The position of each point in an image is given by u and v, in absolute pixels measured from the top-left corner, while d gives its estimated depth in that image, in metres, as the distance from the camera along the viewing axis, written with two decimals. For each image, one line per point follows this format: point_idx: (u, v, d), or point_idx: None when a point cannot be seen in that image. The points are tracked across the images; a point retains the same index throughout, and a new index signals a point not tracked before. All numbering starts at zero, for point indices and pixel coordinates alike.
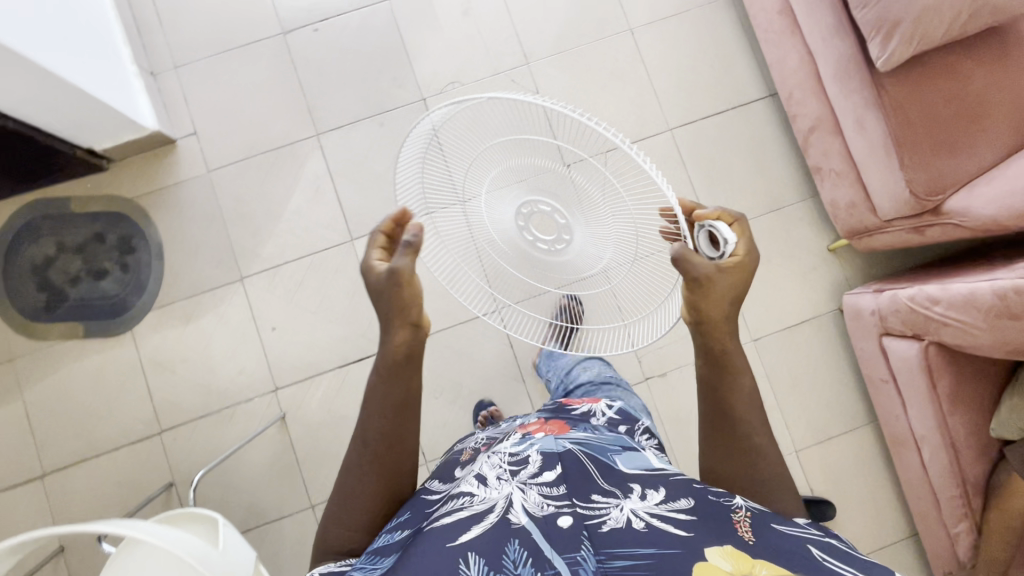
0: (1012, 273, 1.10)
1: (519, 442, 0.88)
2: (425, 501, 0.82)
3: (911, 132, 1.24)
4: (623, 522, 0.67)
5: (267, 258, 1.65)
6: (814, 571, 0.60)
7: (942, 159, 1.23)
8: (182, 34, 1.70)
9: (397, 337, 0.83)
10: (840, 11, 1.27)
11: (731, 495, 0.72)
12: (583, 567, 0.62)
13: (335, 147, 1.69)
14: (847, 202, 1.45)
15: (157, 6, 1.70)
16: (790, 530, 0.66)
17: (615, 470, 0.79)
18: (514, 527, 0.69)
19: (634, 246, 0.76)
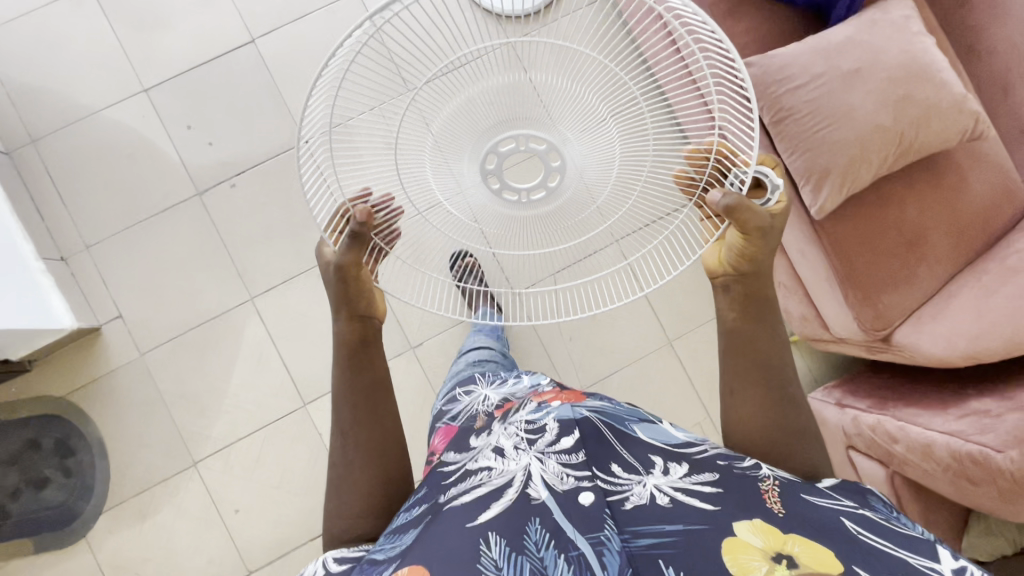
0: (972, 425, 1.10)
1: (534, 411, 0.88)
2: (440, 474, 0.83)
3: (852, 266, 1.22)
4: (647, 498, 0.70)
5: (219, 436, 1.57)
6: (852, 544, 0.61)
7: (886, 292, 1.21)
8: (88, 211, 1.58)
9: (344, 329, 0.88)
10: (769, 145, 1.22)
11: (756, 465, 0.74)
12: (609, 548, 0.63)
13: (273, 310, 1.60)
14: (800, 315, 1.42)
15: (57, 185, 1.58)
16: (818, 500, 0.68)
17: (635, 440, 0.80)
18: (536, 502, 0.70)
19: (637, 121, 0.76)
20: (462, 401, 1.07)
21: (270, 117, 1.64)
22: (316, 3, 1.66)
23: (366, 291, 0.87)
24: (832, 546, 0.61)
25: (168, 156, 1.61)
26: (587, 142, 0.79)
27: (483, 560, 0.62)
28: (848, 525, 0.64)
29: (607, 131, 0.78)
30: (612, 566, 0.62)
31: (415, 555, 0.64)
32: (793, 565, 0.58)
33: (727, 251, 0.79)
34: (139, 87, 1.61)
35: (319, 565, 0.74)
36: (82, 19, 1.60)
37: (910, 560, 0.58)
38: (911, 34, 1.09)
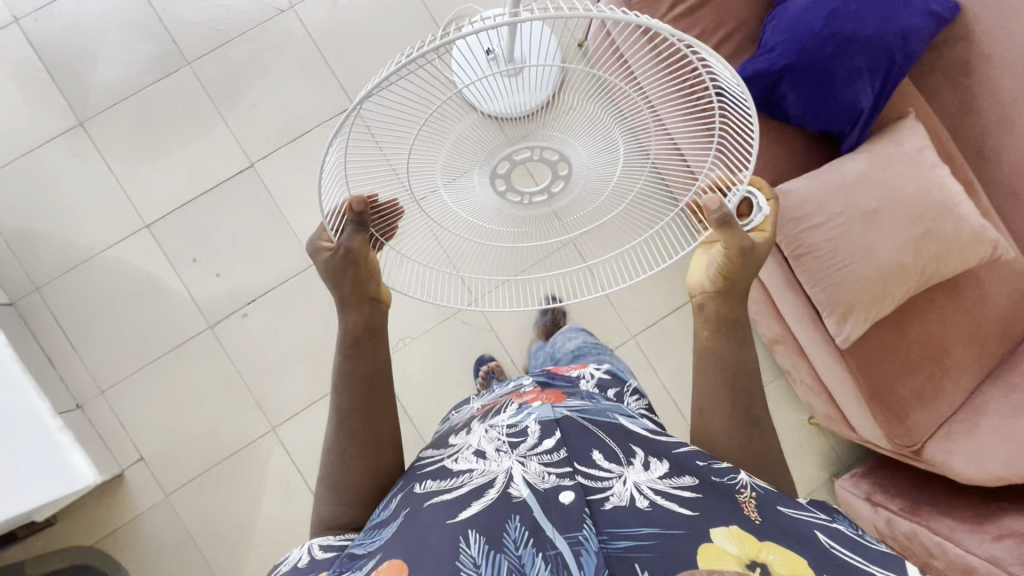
0: (1010, 552, 1.10)
1: (514, 412, 0.77)
2: (417, 470, 0.74)
3: (877, 380, 1.22)
4: (627, 500, 0.60)
5: (251, 570, 1.55)
6: (828, 565, 0.56)
7: (913, 405, 1.22)
8: (99, 354, 1.56)
9: (352, 316, 0.81)
10: (787, 268, 1.21)
11: (732, 469, 0.67)
12: (586, 548, 0.55)
13: (294, 436, 1.59)
14: (824, 413, 1.42)
15: (67, 333, 1.56)
16: (796, 510, 0.62)
17: (616, 429, 0.72)
18: (516, 501, 0.61)
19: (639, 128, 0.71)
20: (452, 418, 0.93)
21: (276, 241, 1.62)
22: (312, 121, 1.63)
23: (376, 273, 0.83)
24: (812, 562, 0.56)
25: (177, 292, 1.58)
26: (591, 149, 0.73)
27: (462, 558, 0.56)
28: (822, 540, 0.59)
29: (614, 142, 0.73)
30: (589, 567, 0.53)
31: (398, 554, 0.59)
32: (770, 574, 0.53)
33: (710, 272, 0.82)
34: (140, 223, 1.58)
35: (303, 552, 0.68)
36: (76, 158, 1.57)
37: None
38: (925, 166, 1.08)
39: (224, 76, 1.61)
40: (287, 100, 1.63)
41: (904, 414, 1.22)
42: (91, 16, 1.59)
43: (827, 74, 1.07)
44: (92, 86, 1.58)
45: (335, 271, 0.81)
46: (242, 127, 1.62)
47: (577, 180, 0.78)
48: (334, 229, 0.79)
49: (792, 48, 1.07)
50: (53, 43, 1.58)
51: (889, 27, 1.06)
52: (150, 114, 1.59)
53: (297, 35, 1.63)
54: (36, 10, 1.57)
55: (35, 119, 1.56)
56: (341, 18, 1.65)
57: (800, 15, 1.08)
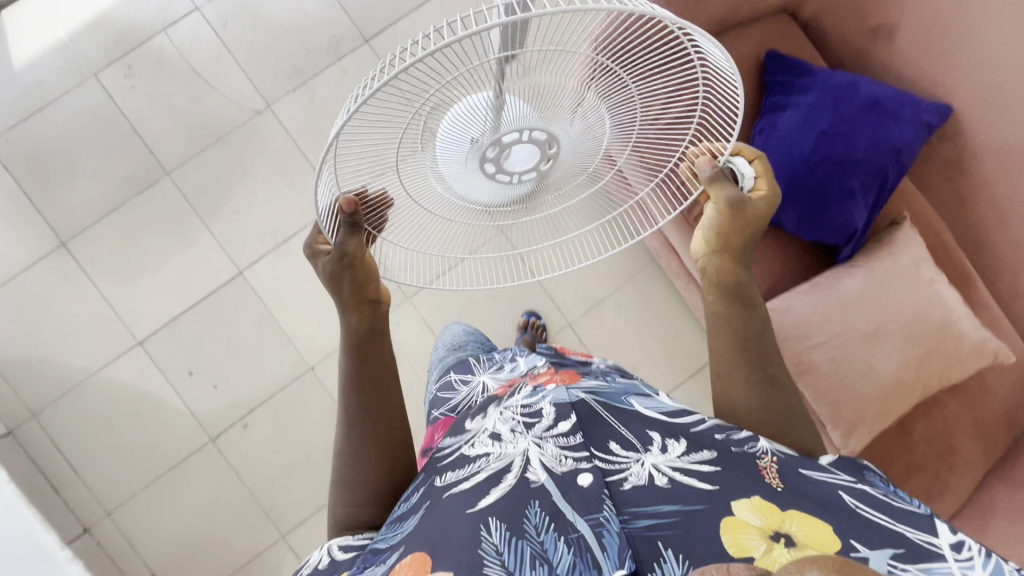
0: None
1: (531, 393, 0.74)
2: (437, 456, 0.71)
3: (882, 479, 1.21)
4: (645, 480, 0.60)
5: None
6: (850, 524, 0.54)
7: (921, 502, 1.21)
8: (103, 476, 1.55)
9: (354, 319, 0.78)
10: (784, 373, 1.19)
11: (752, 435, 0.65)
12: (608, 529, 0.55)
13: (305, 542, 1.57)
14: None
15: (69, 459, 1.55)
16: (819, 474, 0.61)
17: (630, 414, 0.69)
18: (534, 487, 0.60)
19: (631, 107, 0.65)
20: (460, 390, 0.87)
21: (270, 347, 1.60)
22: (298, 224, 1.60)
23: (375, 275, 0.78)
24: (836, 525, 0.54)
25: (175, 408, 1.57)
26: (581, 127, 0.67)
27: (484, 546, 0.55)
28: (846, 500, 0.57)
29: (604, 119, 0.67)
30: (612, 549, 0.54)
31: (420, 544, 0.58)
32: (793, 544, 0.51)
33: (708, 230, 0.78)
34: (132, 340, 1.56)
35: (324, 553, 0.66)
36: (61, 280, 1.54)
37: (907, 536, 0.52)
38: (923, 282, 1.08)
39: (204, 183, 1.58)
40: (271, 203, 1.59)
41: None
42: (63, 133, 1.55)
43: (820, 197, 1.05)
44: (70, 204, 1.55)
45: (338, 280, 0.76)
46: (226, 234, 1.58)
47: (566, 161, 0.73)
48: (330, 234, 0.74)
49: (782, 171, 1.04)
50: (28, 167, 1.54)
51: (881, 146, 1.04)
52: (131, 228, 1.56)
53: (276, 137, 1.60)
54: (6, 130, 1.54)
55: (16, 243, 1.54)
56: (319, 115, 1.61)
57: (788, 135, 1.04)
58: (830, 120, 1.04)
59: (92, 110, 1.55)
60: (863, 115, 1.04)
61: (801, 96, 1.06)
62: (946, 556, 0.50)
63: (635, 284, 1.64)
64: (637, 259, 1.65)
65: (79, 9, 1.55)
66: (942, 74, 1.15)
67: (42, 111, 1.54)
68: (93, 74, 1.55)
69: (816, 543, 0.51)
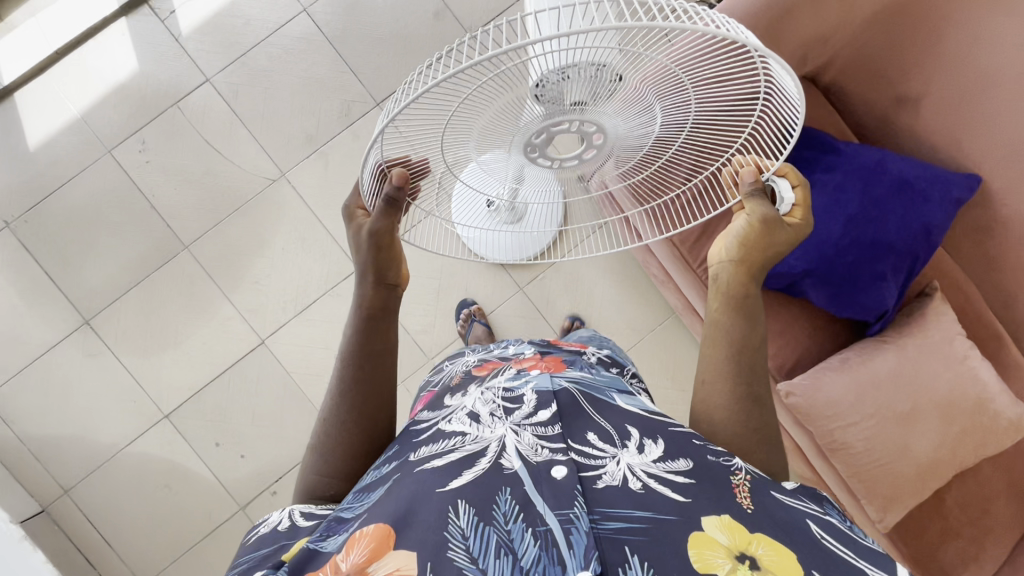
0: None
1: (512, 377, 0.74)
2: (409, 434, 0.69)
3: (915, 547, 1.20)
4: (619, 481, 0.56)
5: None
6: (813, 551, 0.53)
7: (956, 570, 1.19)
8: (133, 547, 1.55)
9: (370, 296, 0.77)
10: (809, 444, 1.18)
11: (728, 453, 0.63)
12: (578, 526, 0.51)
13: None
14: None
15: (101, 531, 1.55)
16: (787, 499, 0.59)
17: (612, 409, 0.67)
18: (507, 474, 0.57)
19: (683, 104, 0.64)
20: (442, 370, 0.89)
21: (295, 414, 1.59)
22: (317, 290, 1.60)
23: (398, 256, 0.77)
24: (800, 552, 0.52)
25: (202, 476, 1.57)
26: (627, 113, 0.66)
27: (450, 529, 0.52)
28: (811, 530, 0.56)
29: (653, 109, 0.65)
30: (579, 547, 0.50)
31: (385, 515, 0.54)
32: (758, 566, 0.49)
33: (731, 237, 0.73)
34: (159, 413, 1.57)
35: (284, 515, 0.63)
36: (86, 357, 1.56)
37: (866, 575, 0.51)
38: (958, 359, 1.07)
39: (222, 253, 1.58)
40: (289, 271, 1.60)
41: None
42: (86, 210, 1.56)
43: (850, 279, 1.05)
44: (91, 281, 1.56)
45: (363, 250, 0.75)
46: (246, 304, 1.59)
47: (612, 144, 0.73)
48: (370, 202, 0.73)
49: (811, 254, 1.04)
50: (53, 246, 1.56)
51: (909, 227, 1.04)
52: (152, 302, 1.57)
53: (292, 204, 1.59)
54: (26, 211, 1.55)
55: (41, 321, 1.55)
56: (333, 180, 1.60)
57: (816, 217, 1.04)
58: (858, 203, 1.03)
59: (109, 187, 1.57)
60: (891, 197, 1.04)
61: (827, 174, 1.05)
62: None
63: (656, 337, 1.61)
64: (658, 312, 1.62)
65: (93, 88, 1.57)
66: (975, 141, 1.10)
67: (61, 191, 1.56)
68: (108, 151, 1.56)
69: (782, 569, 0.49)
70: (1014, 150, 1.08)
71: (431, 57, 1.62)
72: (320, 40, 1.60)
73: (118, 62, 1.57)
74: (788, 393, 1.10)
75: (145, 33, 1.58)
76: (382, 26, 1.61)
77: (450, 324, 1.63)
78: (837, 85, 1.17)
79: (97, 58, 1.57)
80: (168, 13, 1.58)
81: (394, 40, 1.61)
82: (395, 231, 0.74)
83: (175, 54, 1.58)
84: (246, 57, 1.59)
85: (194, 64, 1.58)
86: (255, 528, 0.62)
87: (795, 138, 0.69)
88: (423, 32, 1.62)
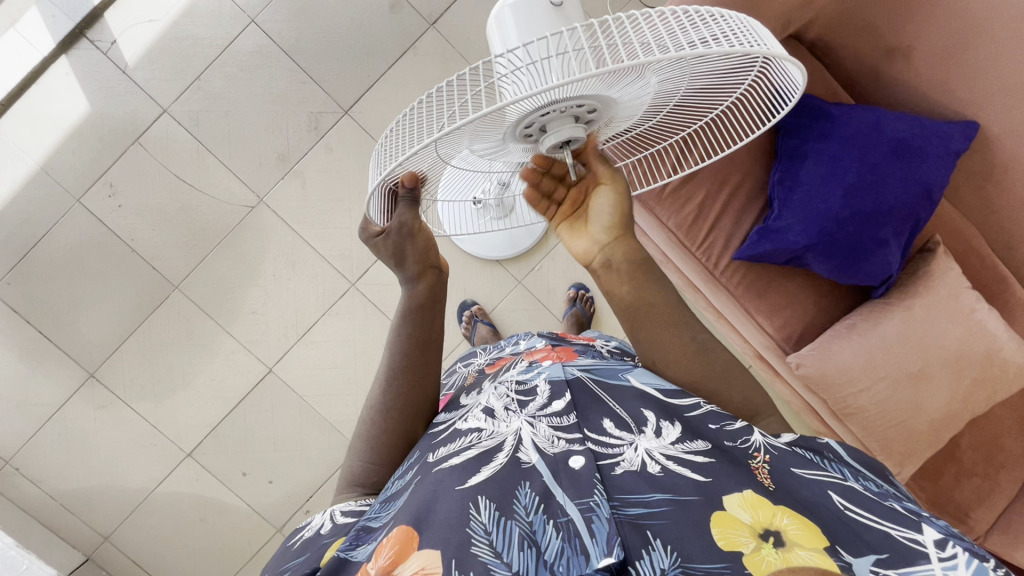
0: None
1: (524, 369, 0.76)
2: (427, 435, 0.69)
3: (931, 491, 1.24)
4: (637, 466, 0.57)
5: None
6: (839, 527, 0.52)
7: (974, 507, 1.23)
8: None
9: (418, 288, 0.74)
10: (817, 412, 1.24)
11: (746, 427, 0.62)
12: (598, 514, 0.52)
13: None
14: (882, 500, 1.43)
15: (148, 571, 1.58)
16: (808, 470, 0.57)
17: (625, 393, 0.68)
18: (525, 467, 0.58)
19: (684, 83, 0.57)
20: (457, 372, 0.94)
21: (315, 435, 1.59)
22: (315, 312, 1.58)
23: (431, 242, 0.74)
24: (825, 526, 0.52)
25: (233, 505, 1.59)
26: (632, 95, 0.58)
27: (472, 525, 0.52)
28: (834, 501, 0.54)
29: (657, 89, 0.58)
30: (601, 535, 0.51)
31: (407, 516, 0.54)
32: (782, 543, 0.49)
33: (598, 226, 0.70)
34: (181, 453, 1.58)
35: (325, 518, 0.63)
36: (99, 409, 1.56)
37: (891, 535, 0.51)
38: (965, 312, 1.07)
39: (214, 288, 1.56)
40: (285, 297, 1.57)
41: (968, 514, 1.23)
42: (68, 267, 1.53)
43: (854, 248, 1.03)
44: (87, 334, 1.54)
45: (398, 249, 0.71)
46: (247, 334, 1.57)
47: (609, 122, 0.65)
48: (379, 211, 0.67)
49: (812, 229, 1.02)
50: (42, 306, 1.53)
51: (910, 188, 1.01)
52: (154, 347, 1.56)
53: (276, 229, 1.55)
54: (7, 273, 1.52)
55: (48, 382, 1.54)
56: (314, 199, 1.55)
57: (813, 189, 1.02)
58: (856, 170, 1.00)
59: (86, 237, 1.52)
60: (890, 158, 1.01)
61: (821, 142, 1.03)
62: (930, 555, 0.48)
63: None
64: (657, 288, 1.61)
65: (47, 135, 1.49)
66: (972, 87, 1.05)
67: (37, 247, 1.51)
68: (77, 200, 1.51)
69: (808, 541, 0.49)
70: (1010, 94, 1.04)
71: (393, 52, 1.53)
72: (273, 51, 1.52)
73: (67, 104, 1.49)
74: (797, 363, 1.12)
75: (90, 70, 1.49)
76: (338, 27, 1.52)
77: (456, 327, 1.61)
78: (822, 41, 1.13)
79: (45, 103, 1.49)
80: (109, 44, 1.49)
81: (351, 42, 1.53)
82: (421, 221, 0.68)
83: (126, 88, 1.50)
84: (201, 80, 1.51)
85: (147, 94, 1.50)
86: (299, 532, 0.63)
87: (789, 108, 0.65)
88: (381, 27, 1.53)
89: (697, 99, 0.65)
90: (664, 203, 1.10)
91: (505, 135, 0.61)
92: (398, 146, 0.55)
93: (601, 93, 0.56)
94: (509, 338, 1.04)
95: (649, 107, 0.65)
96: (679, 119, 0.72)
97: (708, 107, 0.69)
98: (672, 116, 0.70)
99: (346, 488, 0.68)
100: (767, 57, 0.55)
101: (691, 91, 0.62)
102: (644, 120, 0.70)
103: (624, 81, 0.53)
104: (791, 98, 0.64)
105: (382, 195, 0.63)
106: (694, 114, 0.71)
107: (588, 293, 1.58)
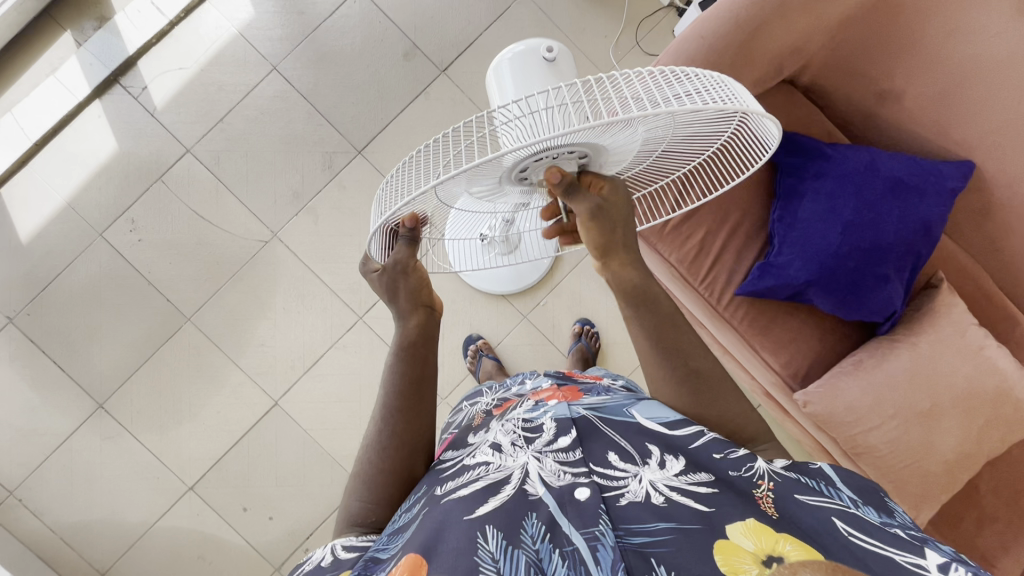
0: None
1: (530, 408, 0.75)
2: (434, 471, 0.69)
3: (953, 538, 1.19)
4: (642, 497, 0.56)
5: None
6: (840, 552, 0.49)
7: (999, 556, 1.17)
8: None
9: (411, 323, 0.76)
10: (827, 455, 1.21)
11: (749, 456, 0.60)
12: (603, 543, 0.51)
13: None
14: None
15: None
16: (813, 497, 0.55)
17: (630, 426, 0.67)
18: (532, 499, 0.57)
19: (664, 134, 0.62)
20: (463, 409, 0.95)
21: (316, 470, 1.58)
22: (322, 344, 1.60)
23: (427, 281, 0.76)
24: (824, 552, 0.49)
25: (231, 542, 1.56)
26: (620, 146, 0.62)
27: (480, 553, 0.51)
28: (839, 528, 0.52)
29: (640, 140, 0.62)
30: (606, 562, 0.50)
31: (415, 543, 0.54)
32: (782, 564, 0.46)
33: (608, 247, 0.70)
34: (183, 486, 1.57)
35: (327, 551, 0.61)
36: (104, 440, 1.57)
37: (895, 559, 0.47)
38: (973, 350, 1.06)
39: (225, 320, 1.59)
40: (293, 329, 1.59)
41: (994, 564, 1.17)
42: (85, 299, 1.57)
43: (855, 284, 1.04)
44: (100, 365, 1.57)
45: (394, 283, 0.74)
46: (254, 366, 1.59)
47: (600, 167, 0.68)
48: (383, 247, 0.73)
49: (812, 265, 1.04)
50: (58, 337, 1.57)
51: (908, 226, 1.02)
52: (163, 378, 1.58)
53: (287, 263, 1.59)
54: (27, 304, 1.56)
55: (57, 412, 1.56)
56: (325, 235, 1.60)
57: (811, 226, 1.04)
58: (853, 208, 1.02)
59: (106, 270, 1.57)
60: (886, 197, 1.03)
61: (817, 181, 1.06)
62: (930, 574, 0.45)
63: None
64: None
65: (75, 172, 1.57)
66: (963, 128, 1.09)
67: (58, 279, 1.57)
68: (100, 234, 1.57)
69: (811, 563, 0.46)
70: (1004, 135, 1.06)
71: (405, 97, 1.61)
72: (292, 96, 1.60)
73: (96, 144, 1.58)
74: (805, 402, 1.10)
75: (120, 113, 1.58)
76: (353, 73, 1.61)
77: (459, 361, 1.61)
78: (816, 85, 1.18)
79: (75, 143, 1.58)
80: (140, 90, 1.59)
81: (366, 86, 1.61)
82: (417, 262, 0.73)
83: (153, 129, 1.58)
84: (224, 122, 1.60)
85: (172, 135, 1.59)
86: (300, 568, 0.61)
87: (767, 158, 0.69)
88: (394, 74, 1.61)
89: (681, 148, 0.69)
90: (665, 239, 1.12)
91: (501, 178, 0.65)
92: (403, 188, 0.58)
93: (592, 143, 0.60)
94: (512, 381, 1.04)
95: (637, 154, 0.68)
96: (669, 163, 0.75)
97: (696, 153, 0.73)
98: (660, 161, 0.73)
99: (349, 528, 0.67)
100: (743, 113, 0.59)
101: (676, 140, 0.66)
102: (636, 164, 0.73)
103: (613, 133, 0.57)
104: (771, 148, 0.67)
105: (383, 233, 0.69)
106: (681, 160, 0.74)
107: (592, 329, 1.59)
